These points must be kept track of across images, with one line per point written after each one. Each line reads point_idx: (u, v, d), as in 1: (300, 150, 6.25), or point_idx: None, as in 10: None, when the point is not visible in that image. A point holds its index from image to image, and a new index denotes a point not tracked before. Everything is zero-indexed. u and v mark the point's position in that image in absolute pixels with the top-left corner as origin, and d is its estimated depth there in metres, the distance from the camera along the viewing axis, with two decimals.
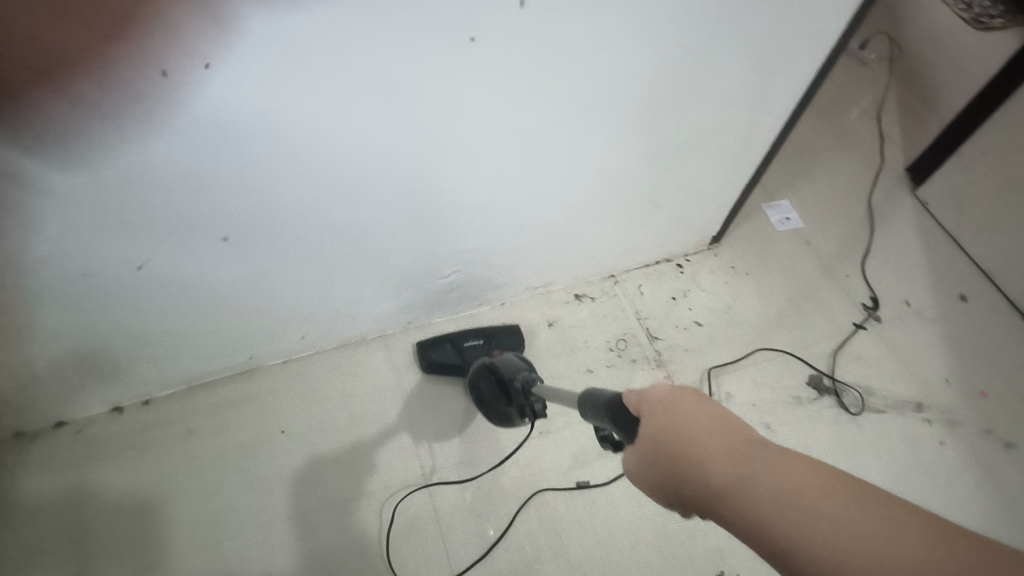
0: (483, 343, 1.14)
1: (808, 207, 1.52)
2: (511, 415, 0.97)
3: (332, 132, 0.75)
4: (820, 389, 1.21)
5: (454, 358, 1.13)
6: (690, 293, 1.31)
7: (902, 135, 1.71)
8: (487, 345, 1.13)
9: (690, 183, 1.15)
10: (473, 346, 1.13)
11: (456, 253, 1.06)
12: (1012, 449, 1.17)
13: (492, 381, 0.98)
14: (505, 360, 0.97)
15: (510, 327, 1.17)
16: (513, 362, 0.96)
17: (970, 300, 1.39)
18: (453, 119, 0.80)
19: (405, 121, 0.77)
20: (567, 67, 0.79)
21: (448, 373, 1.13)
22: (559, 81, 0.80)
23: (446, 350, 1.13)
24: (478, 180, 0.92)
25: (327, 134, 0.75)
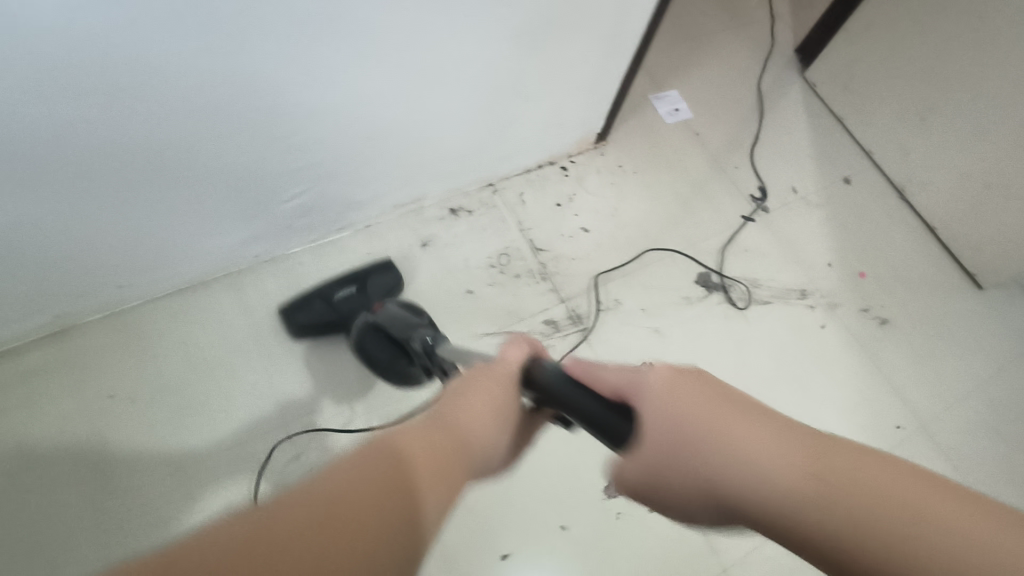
0: (355, 289, 0.99)
1: (698, 96, 1.44)
2: (414, 373, 0.88)
3: (75, 27, 0.57)
4: (708, 286, 1.17)
5: (328, 313, 0.97)
6: (576, 198, 1.22)
7: (792, 14, 1.63)
8: (360, 289, 0.99)
9: (566, 73, 1.02)
10: (346, 296, 0.98)
11: (293, 171, 0.89)
12: (887, 325, 1.19)
13: (383, 342, 0.89)
14: (390, 313, 0.89)
15: (383, 262, 1.03)
16: (400, 316, 0.88)
17: (854, 182, 1.39)
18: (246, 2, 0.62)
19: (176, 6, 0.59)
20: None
21: (320, 331, 0.98)
22: None
23: (314, 307, 0.97)
24: (302, 82, 0.76)
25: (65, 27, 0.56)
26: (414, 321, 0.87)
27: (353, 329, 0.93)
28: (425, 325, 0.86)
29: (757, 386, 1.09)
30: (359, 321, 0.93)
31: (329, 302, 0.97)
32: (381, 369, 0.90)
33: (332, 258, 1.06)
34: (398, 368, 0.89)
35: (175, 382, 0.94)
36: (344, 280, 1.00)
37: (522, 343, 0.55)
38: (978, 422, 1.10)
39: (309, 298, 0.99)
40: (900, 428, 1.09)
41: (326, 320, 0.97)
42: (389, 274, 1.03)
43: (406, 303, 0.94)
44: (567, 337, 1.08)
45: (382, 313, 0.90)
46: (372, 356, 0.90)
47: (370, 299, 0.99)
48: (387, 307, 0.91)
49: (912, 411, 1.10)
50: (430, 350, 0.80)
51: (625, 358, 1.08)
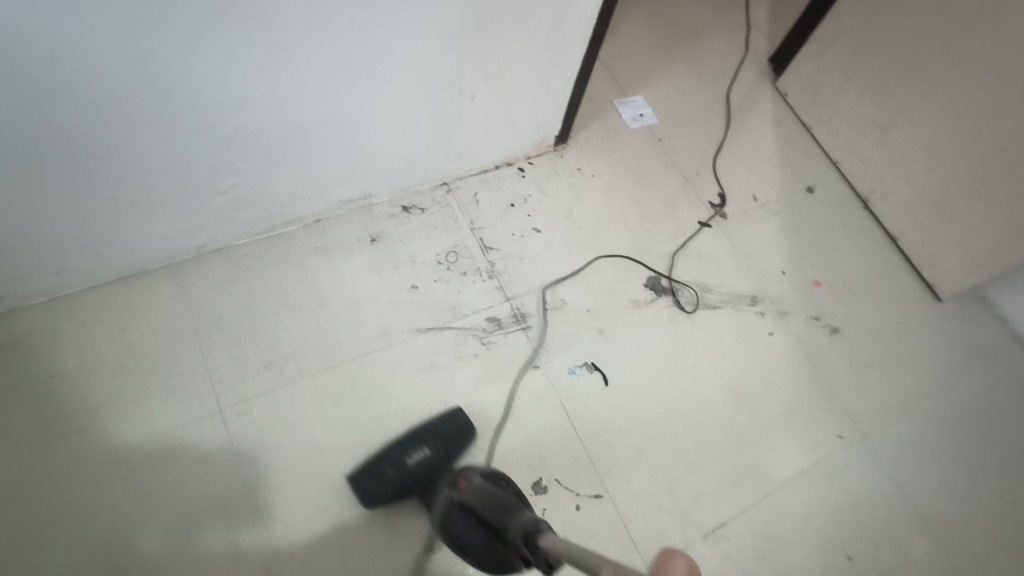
0: (429, 453, 0.92)
1: (664, 102, 1.45)
2: (507, 558, 0.76)
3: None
4: (656, 289, 1.18)
5: (399, 477, 0.91)
6: (531, 199, 1.24)
7: (767, 23, 1.64)
8: (434, 452, 0.92)
9: (508, 74, 1.04)
10: (419, 460, 0.92)
11: (229, 162, 0.93)
12: (837, 335, 1.20)
13: (468, 521, 0.78)
14: (473, 487, 0.79)
15: (451, 415, 0.98)
16: (486, 490, 0.78)
17: (817, 192, 1.39)
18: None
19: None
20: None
21: (392, 500, 0.92)
22: None
23: (385, 476, 0.91)
24: (227, 72, 0.80)
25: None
26: (507, 500, 0.75)
27: (437, 505, 0.83)
28: (515, 505, 0.74)
29: (698, 391, 1.10)
30: (443, 496, 0.83)
31: (402, 470, 0.91)
32: (472, 553, 0.78)
33: (279, 249, 1.11)
34: (495, 553, 0.77)
35: (108, 360, 0.98)
36: (416, 439, 0.94)
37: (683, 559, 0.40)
38: (920, 434, 1.12)
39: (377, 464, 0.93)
40: (841, 437, 1.10)
41: (400, 489, 0.91)
42: (464, 435, 0.97)
43: (488, 473, 0.84)
44: (508, 334, 1.09)
45: (466, 489, 0.79)
46: (461, 540, 0.78)
47: (443, 463, 0.93)
48: (471, 479, 0.81)
49: (854, 421, 1.12)
50: (527, 537, 0.66)
51: (566, 356, 1.09)
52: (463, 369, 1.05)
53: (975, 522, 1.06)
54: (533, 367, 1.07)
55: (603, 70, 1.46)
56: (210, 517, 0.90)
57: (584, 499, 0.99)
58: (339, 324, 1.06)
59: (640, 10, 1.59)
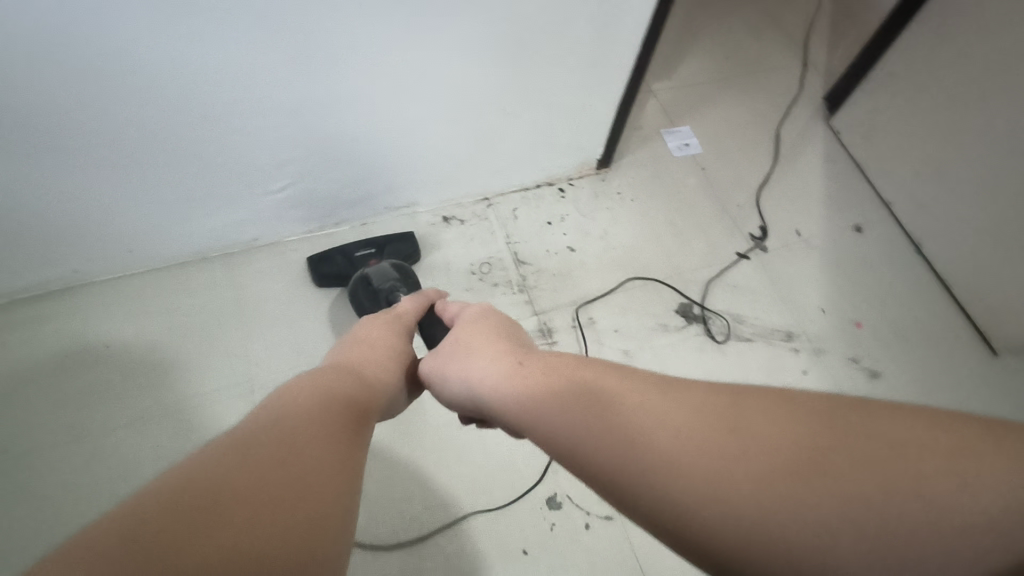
0: (375, 252, 1.10)
1: (710, 134, 1.45)
2: None
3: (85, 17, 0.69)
4: (687, 316, 1.17)
5: (344, 267, 1.09)
6: (568, 218, 1.26)
7: (826, 62, 1.62)
8: (378, 253, 1.10)
9: (552, 96, 1.08)
10: (365, 255, 1.10)
11: (283, 162, 1.00)
12: (877, 379, 1.15)
13: (371, 293, 0.93)
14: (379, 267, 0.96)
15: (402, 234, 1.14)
16: (386, 270, 0.95)
17: (865, 232, 1.35)
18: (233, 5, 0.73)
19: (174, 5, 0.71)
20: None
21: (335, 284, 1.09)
22: None
23: (335, 260, 1.09)
24: (287, 80, 0.86)
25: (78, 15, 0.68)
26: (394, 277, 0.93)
27: (350, 286, 0.98)
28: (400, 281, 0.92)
29: None
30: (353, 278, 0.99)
31: (348, 259, 1.09)
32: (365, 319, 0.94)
33: (324, 248, 1.17)
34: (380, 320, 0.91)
35: (157, 337, 1.05)
36: (369, 243, 1.12)
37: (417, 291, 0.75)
38: None
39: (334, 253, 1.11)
40: None
41: (342, 274, 1.09)
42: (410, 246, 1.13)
43: (401, 266, 0.99)
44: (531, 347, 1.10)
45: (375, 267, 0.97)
46: (361, 306, 0.94)
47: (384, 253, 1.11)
48: (379, 266, 0.97)
49: None
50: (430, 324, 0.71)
51: None
52: None
53: None
54: None
55: (652, 99, 1.48)
56: None
57: (594, 518, 0.98)
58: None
59: (696, 43, 1.61)
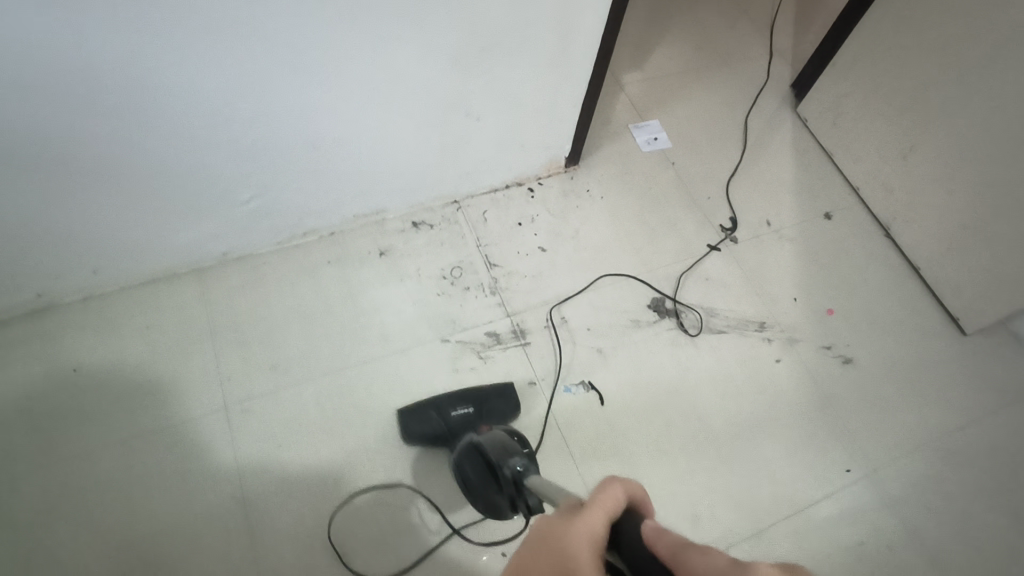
0: (473, 411, 1.00)
1: (678, 127, 1.46)
2: (500, 505, 0.83)
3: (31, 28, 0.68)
4: (660, 311, 1.18)
5: (439, 427, 0.99)
6: (538, 218, 1.26)
7: (792, 51, 1.63)
8: (475, 413, 1.00)
9: (515, 98, 1.08)
10: (462, 415, 1.00)
11: (247, 176, 1.00)
12: (849, 365, 1.16)
13: (476, 461, 0.88)
14: (489, 432, 0.89)
15: (504, 388, 1.04)
16: (501, 439, 0.86)
17: (835, 219, 1.35)
18: (178, 12, 0.73)
19: (119, 16, 0.70)
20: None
21: (429, 443, 1.00)
22: None
23: (429, 417, 1.00)
24: (242, 92, 0.86)
25: (19, 27, 0.68)
26: (514, 449, 0.84)
27: (456, 449, 0.93)
28: (517, 446, 0.86)
29: (697, 416, 1.08)
30: (465, 440, 0.93)
31: (443, 418, 0.99)
32: (474, 491, 0.88)
33: (294, 259, 1.16)
34: (486, 493, 0.84)
35: (129, 359, 1.04)
36: (465, 397, 1.02)
37: (619, 484, 0.52)
38: (937, 472, 1.08)
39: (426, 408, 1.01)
40: (850, 471, 1.06)
41: (434, 434, 0.99)
42: (511, 411, 1.03)
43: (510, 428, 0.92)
44: (504, 348, 1.11)
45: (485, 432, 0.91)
46: (468, 477, 0.88)
47: (484, 416, 1.01)
48: (489, 429, 0.92)
49: (865, 454, 1.08)
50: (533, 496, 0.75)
51: (563, 373, 1.09)
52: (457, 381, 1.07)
53: (994, 567, 1.00)
54: (529, 383, 1.08)
55: (620, 94, 1.48)
56: (206, 511, 0.94)
57: None
58: (345, 333, 1.10)
59: (662, 35, 1.61)
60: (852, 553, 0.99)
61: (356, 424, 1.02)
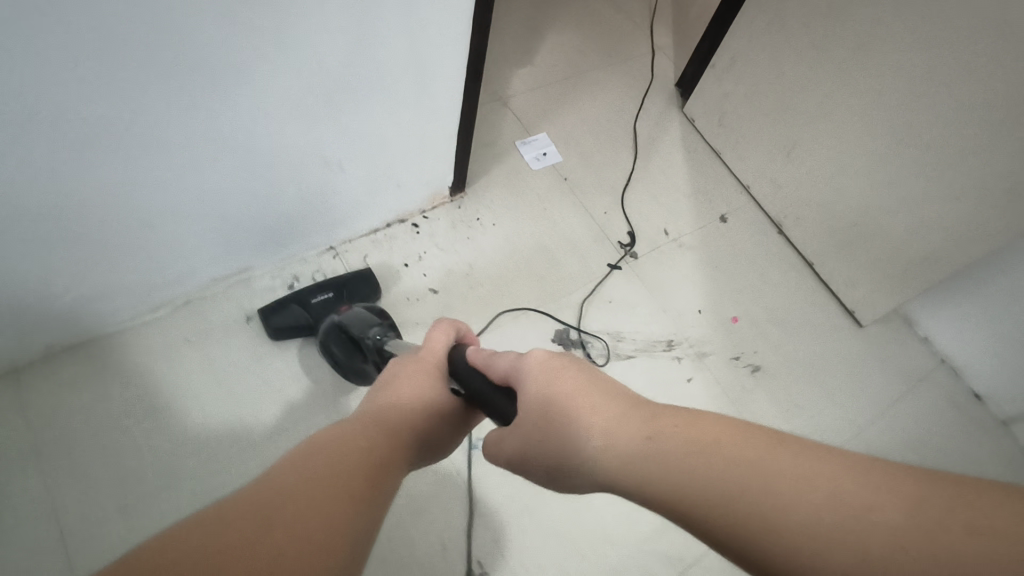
0: (333, 296, 1.03)
1: (568, 138, 1.39)
2: (368, 370, 0.94)
3: None
4: (565, 343, 1.11)
5: (302, 317, 1.01)
6: (426, 256, 1.16)
7: (671, 47, 1.61)
8: (338, 297, 1.03)
9: (380, 138, 0.97)
10: (323, 301, 1.02)
11: (59, 266, 0.82)
12: (759, 373, 1.15)
13: (342, 339, 0.94)
14: (354, 314, 0.94)
15: (362, 272, 1.07)
16: (364, 315, 0.94)
17: (731, 221, 1.34)
18: None
19: None
20: (65, 15, 0.56)
21: (294, 332, 1.02)
22: (59, 47, 0.58)
23: (290, 309, 1.01)
24: (30, 181, 0.69)
25: None
26: (373, 320, 0.92)
27: (320, 332, 0.98)
28: (382, 326, 0.92)
29: None
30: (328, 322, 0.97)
31: (304, 305, 1.01)
32: (341, 363, 0.96)
33: (143, 340, 1.00)
34: (355, 361, 0.94)
35: None
36: (324, 286, 1.04)
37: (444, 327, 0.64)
38: None
39: (287, 301, 1.02)
40: None
41: (301, 323, 1.01)
42: (372, 292, 1.07)
43: (374, 309, 0.99)
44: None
45: (348, 312, 0.95)
46: (336, 356, 0.95)
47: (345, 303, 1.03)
48: (353, 310, 0.97)
49: None
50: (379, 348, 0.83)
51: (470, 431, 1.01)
52: None
53: None
54: None
55: (504, 108, 1.40)
56: None
57: None
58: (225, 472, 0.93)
59: (541, 40, 1.53)
60: None
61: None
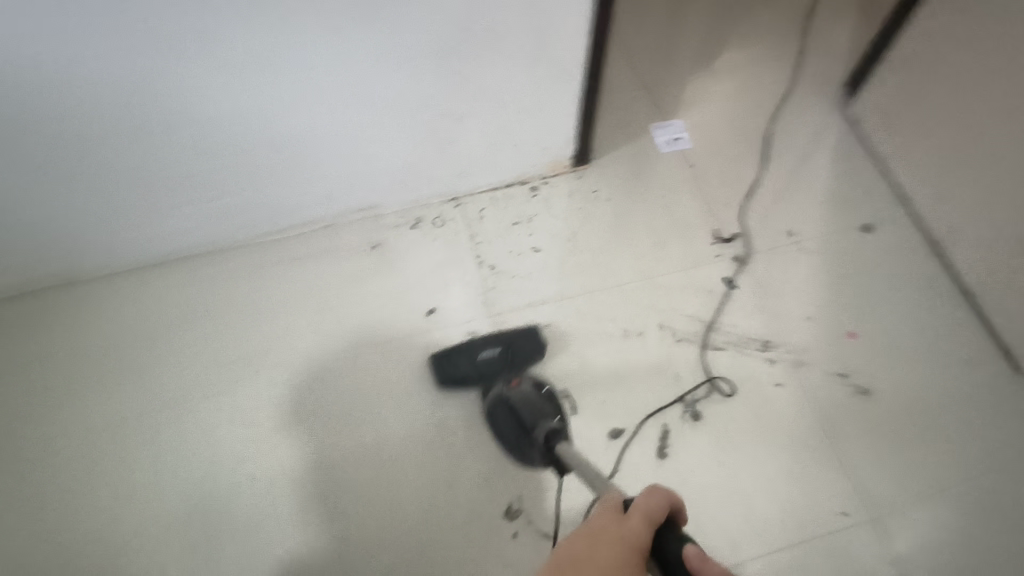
0: (499, 353, 1.05)
1: (705, 126, 1.36)
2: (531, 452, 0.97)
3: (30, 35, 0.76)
4: (652, 322, 1.11)
5: (468, 371, 1.04)
6: (536, 219, 1.23)
7: (850, 43, 1.47)
8: (503, 355, 1.04)
9: (503, 95, 1.06)
10: (490, 358, 1.04)
11: (241, 171, 1.05)
12: (866, 396, 1.04)
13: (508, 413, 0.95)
14: (521, 394, 0.94)
15: (528, 331, 1.08)
16: (533, 400, 0.93)
17: (875, 232, 1.21)
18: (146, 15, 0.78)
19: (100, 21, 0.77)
20: None
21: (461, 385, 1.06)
22: None
23: (459, 364, 1.05)
24: (223, 92, 0.91)
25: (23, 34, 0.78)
26: (546, 411, 0.92)
27: (490, 396, 1.00)
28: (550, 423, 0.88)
29: (678, 439, 1.01)
30: (496, 390, 0.99)
31: (473, 363, 1.04)
32: (505, 435, 1.00)
33: (295, 249, 1.22)
34: (522, 442, 0.98)
35: (109, 410, 1.08)
36: (493, 340, 1.06)
37: None
38: (953, 528, 0.94)
39: (456, 353, 1.06)
40: (845, 515, 0.96)
41: (470, 377, 1.04)
42: (537, 352, 1.06)
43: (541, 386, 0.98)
44: None
45: (516, 390, 0.95)
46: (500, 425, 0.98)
47: (509, 364, 1.04)
48: (521, 387, 0.95)
49: (869, 498, 0.97)
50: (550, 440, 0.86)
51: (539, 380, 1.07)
52: (431, 379, 1.08)
53: None
54: None
55: (645, 91, 1.41)
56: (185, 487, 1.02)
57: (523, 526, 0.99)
58: (305, 448, 1.05)
59: (700, 28, 1.51)
60: None
61: (307, 499, 1.01)
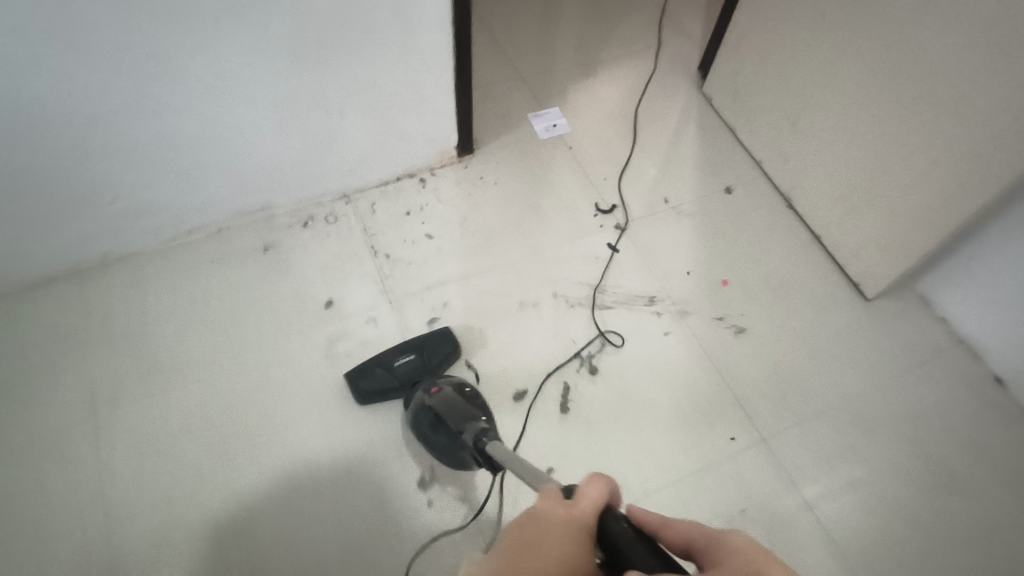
0: (415, 358, 1.04)
1: (580, 112, 1.46)
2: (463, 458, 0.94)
3: None
4: (545, 291, 1.17)
5: (387, 380, 1.02)
6: (427, 207, 1.26)
7: (700, 33, 1.64)
8: (419, 358, 1.04)
9: (379, 89, 1.09)
10: (407, 365, 1.03)
11: (111, 178, 1.01)
12: (742, 334, 1.14)
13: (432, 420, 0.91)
14: (443, 398, 0.92)
15: (442, 333, 1.07)
16: (453, 402, 0.91)
17: (736, 192, 1.34)
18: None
19: None
20: None
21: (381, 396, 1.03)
22: None
23: (376, 374, 1.03)
24: (81, 93, 0.88)
25: None
26: (469, 414, 0.89)
27: (412, 403, 0.97)
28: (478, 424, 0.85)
29: (580, 396, 1.06)
30: (416, 398, 0.96)
31: (391, 372, 1.03)
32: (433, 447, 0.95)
33: (180, 258, 1.17)
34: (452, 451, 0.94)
35: None
36: (407, 346, 1.06)
37: None
38: (829, 440, 1.04)
39: (372, 365, 1.04)
40: (735, 440, 1.03)
41: (390, 388, 1.02)
42: (452, 353, 1.06)
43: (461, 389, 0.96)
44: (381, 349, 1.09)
45: (437, 395, 0.93)
46: (426, 437, 0.94)
47: (428, 369, 1.04)
48: (441, 391, 0.94)
49: (755, 423, 1.05)
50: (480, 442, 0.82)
51: None
52: (333, 369, 1.08)
53: (889, 541, 0.96)
54: None
55: (522, 85, 1.49)
56: (72, 514, 0.94)
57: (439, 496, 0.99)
58: (204, 469, 0.99)
59: (568, 26, 1.62)
60: (733, 523, 0.96)
61: (212, 504, 0.97)
